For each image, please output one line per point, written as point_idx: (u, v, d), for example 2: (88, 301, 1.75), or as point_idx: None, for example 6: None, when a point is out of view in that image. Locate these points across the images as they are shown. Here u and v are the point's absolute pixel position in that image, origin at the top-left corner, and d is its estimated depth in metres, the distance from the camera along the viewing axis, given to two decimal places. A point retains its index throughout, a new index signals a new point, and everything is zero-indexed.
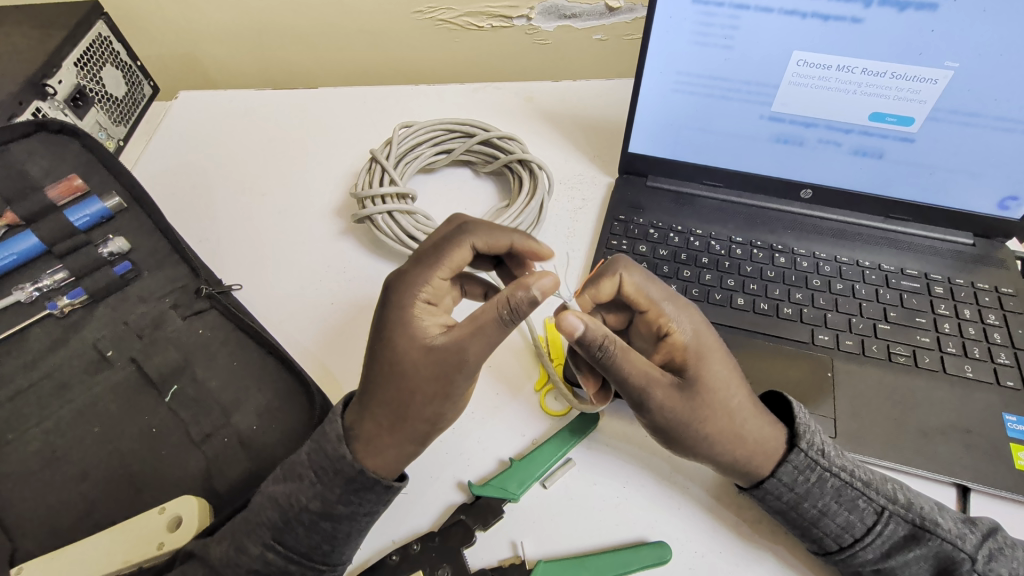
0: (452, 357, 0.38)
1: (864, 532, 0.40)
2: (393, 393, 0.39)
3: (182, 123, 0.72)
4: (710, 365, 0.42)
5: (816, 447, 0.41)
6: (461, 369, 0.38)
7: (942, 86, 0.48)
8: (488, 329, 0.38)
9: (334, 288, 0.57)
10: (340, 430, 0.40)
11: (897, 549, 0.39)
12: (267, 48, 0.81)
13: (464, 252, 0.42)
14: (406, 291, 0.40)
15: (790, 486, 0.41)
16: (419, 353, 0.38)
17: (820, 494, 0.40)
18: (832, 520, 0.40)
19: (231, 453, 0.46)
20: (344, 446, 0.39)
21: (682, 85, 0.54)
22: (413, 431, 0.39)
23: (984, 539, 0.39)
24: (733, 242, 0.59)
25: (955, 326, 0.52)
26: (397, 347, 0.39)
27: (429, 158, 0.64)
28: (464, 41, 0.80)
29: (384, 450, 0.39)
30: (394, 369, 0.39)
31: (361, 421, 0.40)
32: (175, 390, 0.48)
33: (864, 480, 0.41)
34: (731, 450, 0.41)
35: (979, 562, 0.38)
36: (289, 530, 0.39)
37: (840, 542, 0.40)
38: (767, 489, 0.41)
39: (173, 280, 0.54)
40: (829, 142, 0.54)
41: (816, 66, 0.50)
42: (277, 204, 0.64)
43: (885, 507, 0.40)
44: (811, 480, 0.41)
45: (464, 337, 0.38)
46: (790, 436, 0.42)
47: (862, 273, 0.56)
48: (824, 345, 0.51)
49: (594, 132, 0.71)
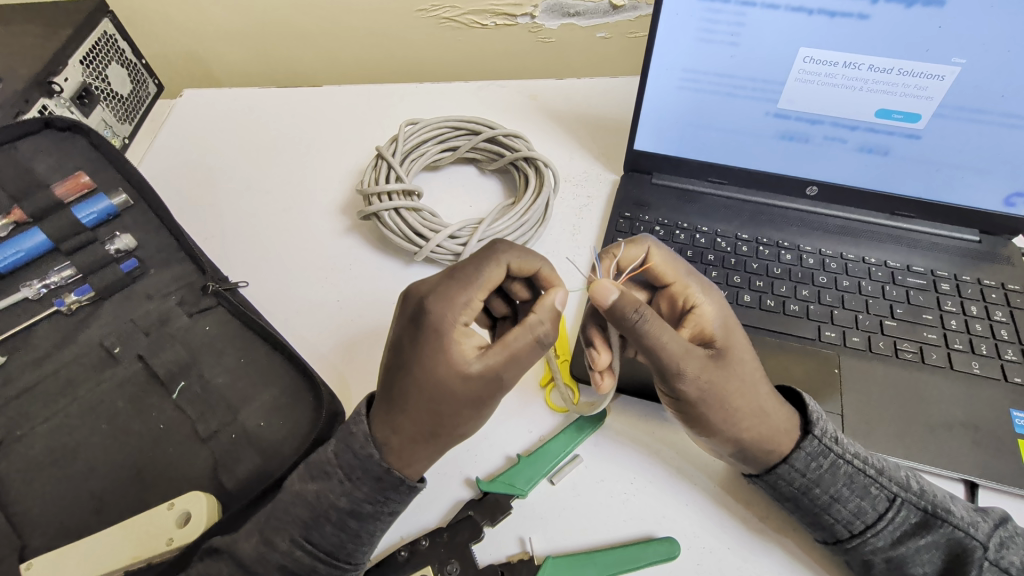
0: (491, 383, 0.38)
1: (876, 519, 0.40)
2: (431, 421, 0.38)
3: (187, 121, 0.72)
4: (736, 338, 0.43)
5: (829, 435, 0.41)
6: (495, 393, 0.39)
7: (949, 82, 0.48)
8: (527, 356, 0.39)
9: (340, 285, 0.57)
10: (367, 431, 0.39)
11: (909, 536, 0.39)
12: (270, 46, 0.82)
13: (500, 273, 0.40)
14: (445, 318, 0.38)
15: (802, 472, 0.41)
16: (465, 380, 0.38)
17: (833, 480, 0.40)
18: (844, 506, 0.40)
19: (239, 449, 0.46)
20: (372, 446, 0.39)
21: (688, 82, 0.54)
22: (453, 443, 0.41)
23: (995, 528, 0.39)
24: (739, 240, 0.59)
25: (961, 322, 0.52)
26: (443, 375, 0.37)
27: (434, 155, 0.64)
28: (467, 39, 0.80)
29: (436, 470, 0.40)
30: (437, 393, 0.38)
31: (406, 451, 0.39)
32: (182, 387, 0.48)
33: (877, 468, 0.41)
34: (755, 427, 0.41)
35: (990, 550, 0.38)
36: (316, 527, 0.39)
37: (850, 529, 0.40)
38: (779, 475, 0.41)
39: (180, 277, 0.54)
40: (835, 139, 0.54)
41: (822, 62, 0.50)
42: (281, 202, 0.64)
43: (897, 495, 0.40)
44: (825, 466, 0.41)
45: (505, 362, 0.38)
46: (803, 423, 0.42)
47: (868, 270, 0.56)
48: (831, 341, 0.51)
49: (598, 130, 0.71)
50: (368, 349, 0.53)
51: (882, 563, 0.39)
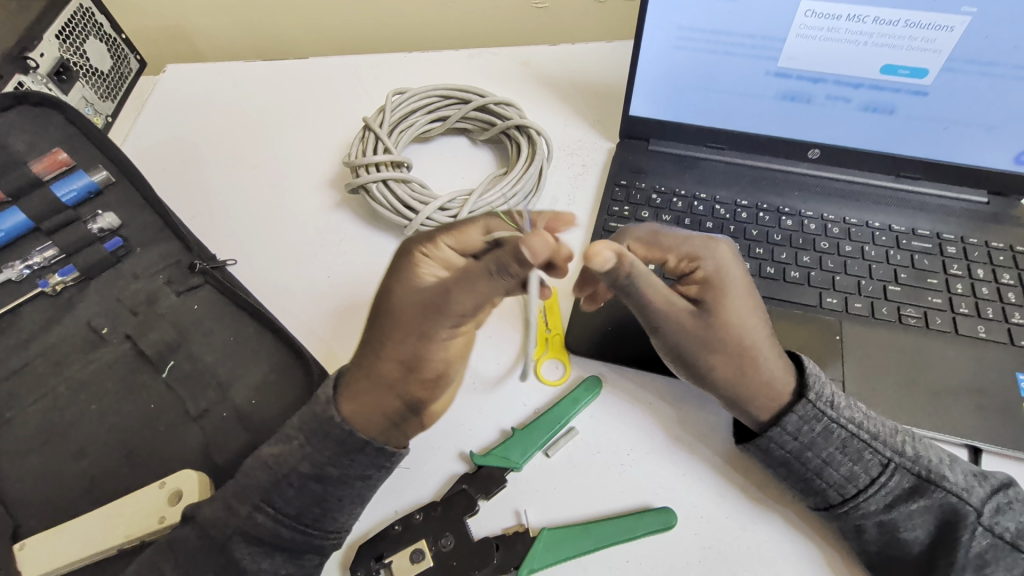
0: (438, 300, 0.38)
1: (868, 484, 0.38)
2: (387, 339, 0.39)
3: (170, 98, 0.70)
4: (733, 289, 0.43)
5: (824, 398, 0.40)
6: (439, 314, 0.38)
7: (958, 33, 0.46)
8: (472, 278, 0.38)
9: (329, 261, 0.56)
10: (331, 393, 0.39)
11: (902, 501, 0.38)
12: (255, 19, 0.79)
13: (473, 229, 0.42)
14: (414, 245, 0.42)
15: (794, 435, 0.40)
16: (414, 297, 0.39)
17: (824, 444, 0.39)
18: (836, 471, 0.39)
19: (230, 427, 0.46)
20: (333, 408, 0.38)
21: (685, 41, 0.52)
22: (403, 378, 0.39)
23: (992, 493, 0.38)
24: (738, 206, 0.57)
25: (967, 286, 0.50)
26: (399, 296, 0.39)
27: (423, 126, 0.62)
28: (458, 7, 0.78)
29: (384, 410, 0.39)
30: (390, 311, 0.39)
31: (360, 378, 0.39)
32: (171, 365, 0.48)
33: (872, 432, 0.39)
34: (744, 365, 0.42)
35: (985, 516, 0.37)
36: (279, 491, 0.38)
37: (842, 494, 0.39)
38: (771, 437, 0.40)
39: (167, 255, 0.53)
40: (838, 98, 0.52)
41: (825, 16, 0.48)
42: (269, 177, 0.62)
43: (891, 459, 0.39)
44: (817, 430, 0.39)
45: (453, 282, 0.38)
46: (799, 386, 0.41)
47: (871, 235, 0.54)
48: (832, 308, 0.50)
49: (593, 97, 0.69)
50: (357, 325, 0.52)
51: (873, 527, 0.38)
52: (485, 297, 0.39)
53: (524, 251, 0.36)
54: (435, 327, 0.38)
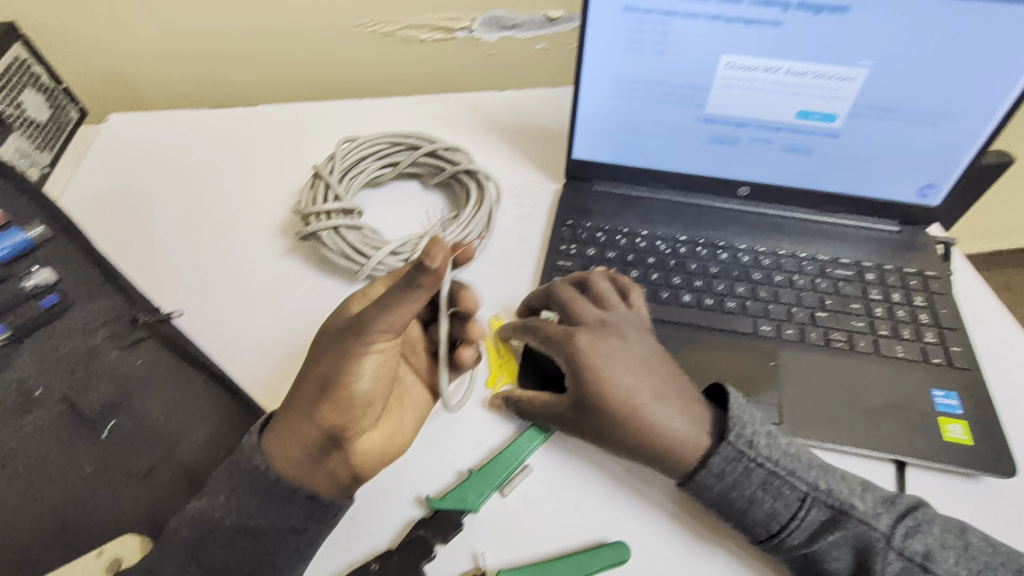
0: (354, 321, 0.36)
1: (789, 519, 0.41)
2: (309, 365, 0.39)
3: (113, 148, 0.69)
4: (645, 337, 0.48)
5: (744, 439, 0.43)
6: (355, 336, 0.36)
7: (859, 83, 0.51)
8: (385, 295, 0.34)
9: (280, 309, 0.56)
10: (256, 439, 0.40)
11: (820, 534, 0.40)
12: (204, 67, 0.79)
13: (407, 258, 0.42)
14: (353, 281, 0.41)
15: (720, 476, 0.42)
16: (339, 324, 0.38)
17: (747, 482, 0.42)
18: (760, 508, 0.41)
19: (175, 485, 0.45)
20: (258, 454, 0.39)
21: (620, 90, 0.56)
22: (318, 403, 0.38)
23: (900, 518, 0.40)
24: (677, 241, 0.60)
25: (886, 310, 0.55)
26: (328, 323, 0.39)
27: (374, 172, 0.63)
28: (407, 54, 0.80)
29: (300, 439, 0.38)
30: (319, 340, 0.39)
31: (287, 410, 0.39)
32: (112, 426, 0.46)
33: (789, 468, 0.42)
34: (657, 411, 0.44)
35: (895, 540, 0.39)
36: (207, 549, 0.39)
37: (768, 531, 0.41)
38: (698, 481, 0.42)
39: (110, 310, 0.51)
40: (761, 140, 0.57)
41: (743, 68, 0.52)
42: (217, 226, 0.62)
43: (807, 493, 0.41)
44: (739, 470, 0.42)
45: (370, 304, 0.35)
46: (721, 430, 0.44)
47: (799, 265, 0.58)
48: (767, 335, 0.53)
49: (539, 140, 0.72)
50: None
51: (801, 560, 0.41)
52: (401, 315, 0.35)
53: (422, 261, 0.32)
54: (344, 346, 0.36)
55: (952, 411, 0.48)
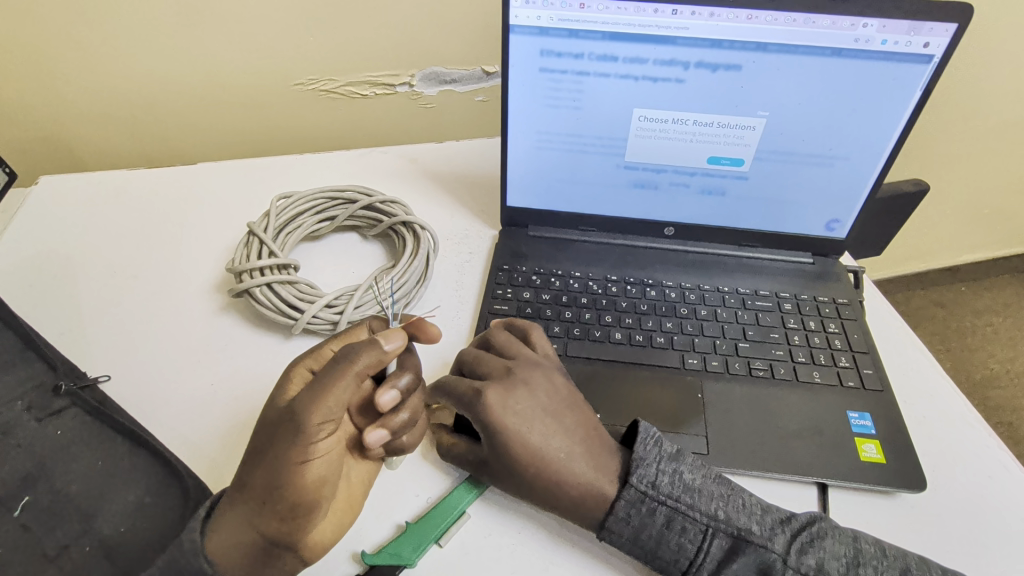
0: (289, 414, 0.38)
1: (696, 553, 0.43)
2: (248, 464, 0.39)
3: (44, 209, 0.68)
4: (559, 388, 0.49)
5: (646, 480, 0.44)
6: (291, 429, 0.37)
7: (759, 131, 0.56)
8: (324, 380, 0.38)
9: (215, 367, 0.55)
10: (200, 543, 0.38)
11: (724, 563, 0.42)
12: (144, 126, 0.80)
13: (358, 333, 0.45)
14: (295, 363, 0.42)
15: (627, 521, 0.43)
16: (274, 416, 0.39)
17: (652, 523, 0.43)
18: (668, 547, 0.43)
19: (94, 563, 0.42)
20: (201, 558, 0.37)
21: (544, 142, 0.59)
22: (258, 504, 0.38)
23: (793, 537, 0.42)
24: (609, 281, 0.63)
25: (802, 337, 0.58)
26: (263, 416, 0.40)
27: (312, 226, 0.64)
28: (350, 109, 0.83)
29: (243, 542, 0.38)
30: (256, 434, 0.40)
31: (226, 514, 0.39)
32: (27, 501, 0.44)
33: (688, 503, 0.43)
34: (571, 462, 0.45)
35: (790, 559, 0.41)
36: None
37: (680, 567, 0.43)
38: (609, 529, 0.43)
39: (27, 379, 0.50)
40: (679, 184, 0.61)
41: (654, 120, 0.56)
42: (150, 286, 0.61)
43: (708, 526, 0.43)
44: (642, 513, 0.43)
45: (305, 394, 0.38)
46: (624, 473, 0.45)
47: (722, 298, 0.62)
48: (694, 368, 0.55)
49: (477, 188, 0.75)
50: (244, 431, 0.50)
51: None
52: (340, 397, 0.38)
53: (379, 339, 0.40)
54: (279, 444, 0.37)
55: (867, 431, 0.51)
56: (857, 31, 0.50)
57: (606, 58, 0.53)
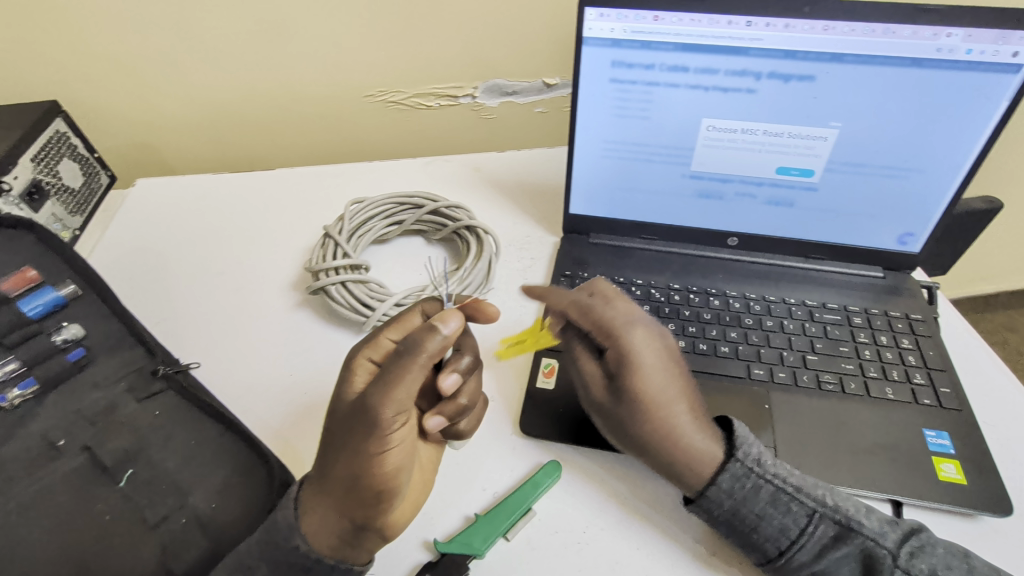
0: (361, 410, 0.39)
1: (799, 535, 0.42)
2: (328, 457, 0.40)
3: (140, 210, 0.74)
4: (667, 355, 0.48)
5: (751, 457, 0.44)
6: (367, 423, 0.38)
7: (831, 142, 0.56)
8: (390, 374, 0.39)
9: (293, 359, 0.58)
10: (292, 519, 0.41)
11: (827, 548, 0.42)
12: (227, 135, 0.86)
13: (412, 319, 0.44)
14: (354, 352, 0.43)
15: (729, 493, 0.43)
16: (348, 410, 0.40)
17: (756, 499, 0.43)
18: (769, 525, 0.43)
19: (189, 535, 0.46)
20: (298, 538, 0.40)
21: (611, 151, 0.60)
22: (345, 495, 0.39)
23: (904, 537, 0.42)
24: (671, 289, 0.63)
25: (873, 352, 0.57)
26: (335, 409, 0.41)
27: (381, 230, 0.67)
28: (415, 120, 0.87)
29: (334, 529, 0.40)
30: (331, 427, 0.41)
31: (312, 503, 0.41)
32: (129, 474, 0.48)
33: (796, 485, 0.43)
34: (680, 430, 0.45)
35: (901, 559, 0.41)
36: None
37: (778, 546, 0.43)
38: (709, 497, 0.44)
39: (130, 363, 0.54)
40: (745, 195, 0.61)
41: (723, 130, 0.57)
42: (234, 282, 0.65)
43: (815, 510, 0.43)
44: (748, 487, 0.43)
45: (373, 388, 0.39)
46: (729, 448, 0.45)
47: (788, 310, 0.61)
48: (760, 379, 0.55)
49: (538, 196, 0.77)
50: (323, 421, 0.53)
51: None
52: (408, 388, 0.39)
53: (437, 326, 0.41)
54: (361, 437, 0.39)
55: (945, 450, 0.49)
56: (939, 40, 0.49)
57: (676, 69, 0.54)
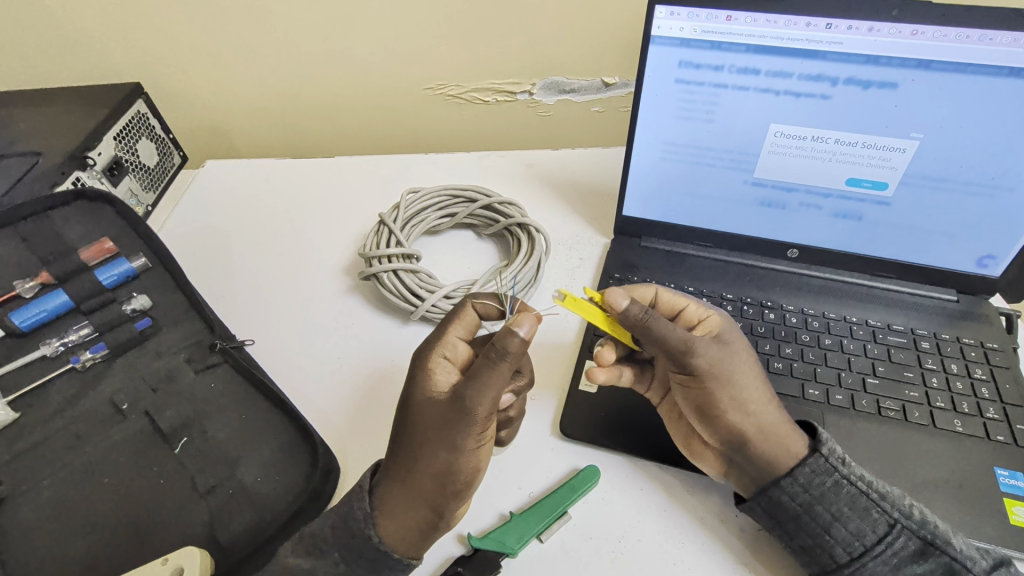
0: (455, 406, 0.40)
1: (875, 542, 0.41)
2: (414, 453, 0.41)
3: (207, 190, 0.77)
4: (736, 342, 0.48)
5: (836, 455, 0.44)
6: (463, 419, 0.39)
7: (910, 154, 0.52)
8: (483, 374, 0.39)
9: (341, 343, 0.60)
10: (370, 510, 0.42)
11: (904, 561, 0.41)
12: (290, 122, 0.88)
13: (469, 314, 0.47)
14: (427, 352, 0.44)
15: (805, 487, 0.43)
16: (436, 407, 0.41)
17: (834, 499, 0.42)
18: (844, 527, 0.42)
19: (235, 505, 0.48)
20: (372, 527, 0.41)
21: (670, 153, 0.59)
22: (434, 491, 0.40)
23: (994, 567, 0.40)
24: (724, 299, 0.61)
25: (942, 380, 0.53)
26: (419, 407, 0.42)
27: (434, 221, 0.68)
28: (471, 114, 0.87)
29: (416, 524, 0.41)
30: (415, 425, 0.42)
31: (394, 499, 0.41)
32: (184, 442, 0.50)
33: (881, 492, 0.42)
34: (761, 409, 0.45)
35: None
36: None
37: (849, 550, 0.42)
38: (782, 488, 0.43)
39: (189, 336, 0.57)
40: (810, 205, 0.58)
41: (792, 136, 0.54)
42: (290, 263, 0.68)
43: (897, 520, 0.41)
44: (828, 485, 0.43)
45: (466, 386, 0.39)
46: (812, 443, 0.45)
47: (849, 329, 0.58)
48: (814, 400, 0.52)
49: (590, 196, 0.76)
50: (368, 406, 0.55)
51: None
52: (500, 387, 0.40)
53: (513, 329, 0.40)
54: (459, 434, 0.40)
55: (1019, 493, 0.46)
56: None
57: (747, 71, 0.52)
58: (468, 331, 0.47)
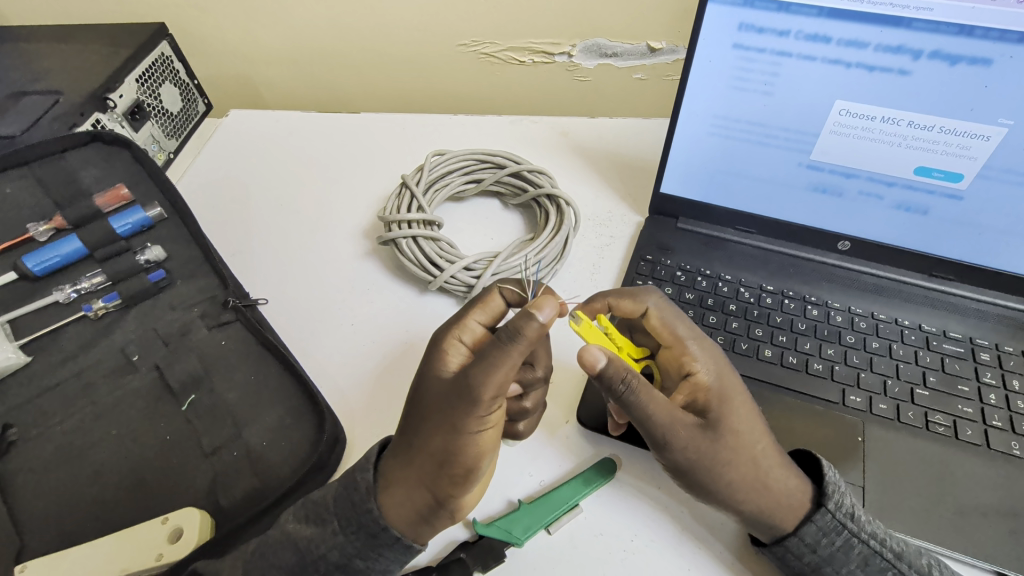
0: (461, 387, 0.37)
1: None
2: (419, 431, 0.39)
3: (230, 141, 0.75)
4: (733, 408, 0.41)
5: (844, 510, 0.40)
6: (466, 402, 0.36)
7: (994, 143, 0.46)
8: (491, 355, 0.36)
9: (355, 309, 0.58)
10: (371, 483, 0.40)
11: None
12: (317, 74, 0.85)
13: (496, 301, 0.44)
14: (444, 330, 0.42)
15: (812, 547, 0.40)
16: (445, 386, 0.39)
17: (845, 559, 0.39)
18: None
19: (238, 467, 0.47)
20: (372, 500, 0.39)
21: (719, 128, 0.54)
22: (433, 473, 0.38)
23: None
24: (763, 291, 0.57)
25: (1001, 397, 0.48)
26: (429, 384, 0.40)
27: (458, 186, 0.65)
28: (505, 75, 0.82)
29: (415, 505, 0.39)
30: (423, 402, 0.39)
31: (396, 476, 0.39)
32: (192, 399, 0.49)
33: (896, 551, 0.39)
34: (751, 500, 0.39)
35: None
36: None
37: None
38: (788, 548, 0.40)
39: (204, 290, 0.55)
40: (870, 195, 0.53)
41: (859, 116, 0.49)
42: (308, 223, 0.65)
43: None
44: (838, 544, 0.39)
45: (474, 366, 0.37)
46: (817, 494, 0.41)
47: (901, 333, 0.53)
48: (855, 407, 0.48)
49: (626, 170, 0.71)
50: (377, 377, 0.53)
51: None
52: (509, 372, 0.37)
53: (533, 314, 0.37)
54: (462, 417, 0.37)
55: None
56: None
57: (816, 38, 0.46)
58: (494, 318, 0.44)
